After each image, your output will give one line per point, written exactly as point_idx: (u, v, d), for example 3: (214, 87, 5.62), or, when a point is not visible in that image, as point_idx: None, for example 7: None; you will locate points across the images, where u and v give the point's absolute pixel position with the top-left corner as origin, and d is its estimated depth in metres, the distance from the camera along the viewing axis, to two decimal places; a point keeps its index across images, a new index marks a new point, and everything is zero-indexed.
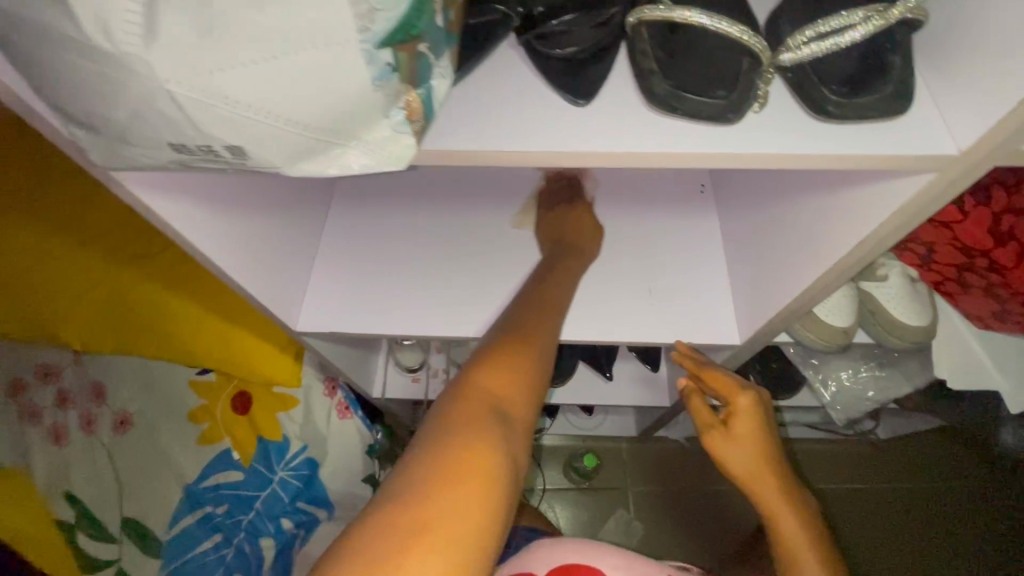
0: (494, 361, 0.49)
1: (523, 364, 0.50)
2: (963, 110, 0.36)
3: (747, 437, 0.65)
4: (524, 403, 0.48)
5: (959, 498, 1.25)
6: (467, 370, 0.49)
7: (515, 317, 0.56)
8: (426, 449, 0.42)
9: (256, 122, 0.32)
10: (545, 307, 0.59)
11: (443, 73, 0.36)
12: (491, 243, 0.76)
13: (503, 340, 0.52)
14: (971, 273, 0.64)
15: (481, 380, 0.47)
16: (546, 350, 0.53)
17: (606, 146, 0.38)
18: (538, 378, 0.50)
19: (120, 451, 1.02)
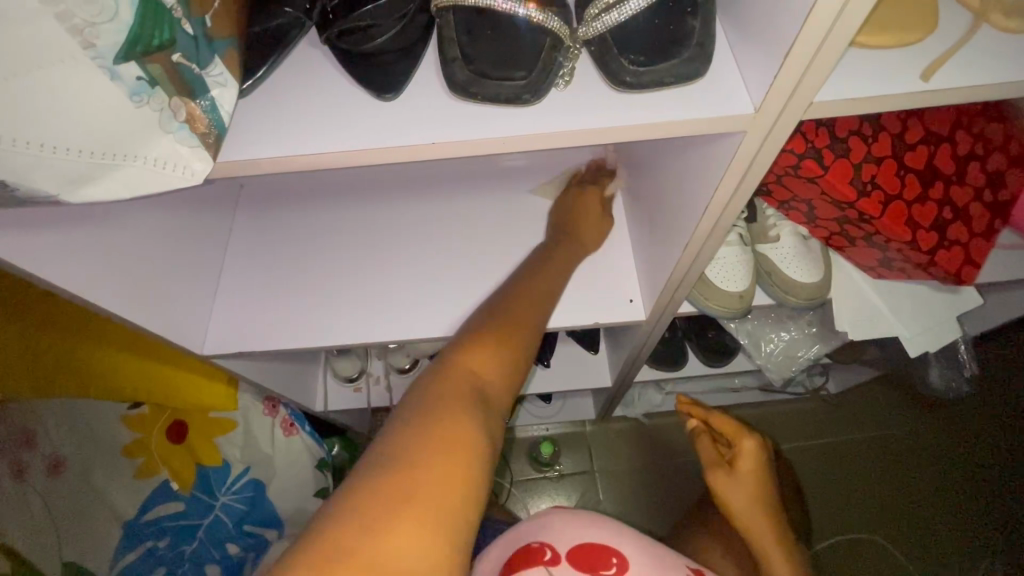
0: (477, 342, 0.49)
1: (511, 344, 0.50)
2: (755, 67, 0.36)
3: (749, 478, 0.61)
4: (503, 384, 0.48)
5: (912, 444, 1.27)
6: (452, 352, 0.49)
7: (506, 294, 0.56)
8: (409, 427, 0.41)
9: (5, 151, 0.30)
10: (543, 284, 0.59)
11: (221, 83, 0.35)
12: (387, 239, 0.73)
13: (492, 317, 0.52)
14: (851, 226, 0.64)
15: (474, 360, 0.48)
16: (538, 326, 0.54)
17: (417, 138, 0.37)
18: (522, 357, 0.51)
19: (53, 495, 0.99)
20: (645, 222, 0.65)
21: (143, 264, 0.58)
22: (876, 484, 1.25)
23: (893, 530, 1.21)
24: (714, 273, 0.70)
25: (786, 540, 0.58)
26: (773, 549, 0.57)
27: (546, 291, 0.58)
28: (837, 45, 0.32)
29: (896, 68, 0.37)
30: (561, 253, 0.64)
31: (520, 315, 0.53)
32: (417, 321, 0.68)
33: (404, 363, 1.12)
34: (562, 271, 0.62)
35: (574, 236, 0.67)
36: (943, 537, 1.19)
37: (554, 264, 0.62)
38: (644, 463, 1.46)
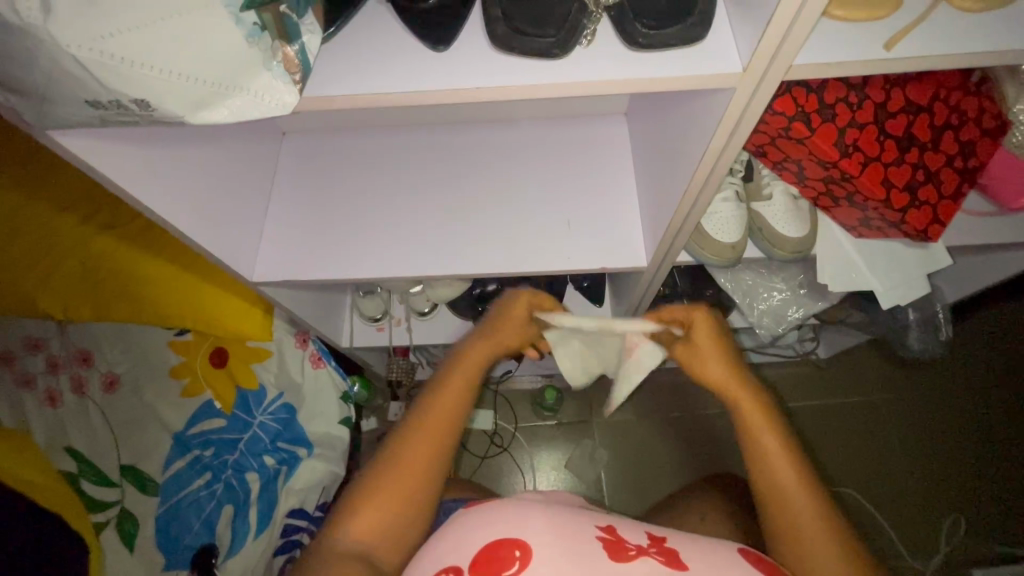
0: (369, 501, 0.59)
1: (393, 502, 0.59)
2: (744, 33, 0.44)
3: (709, 344, 0.64)
4: (391, 539, 0.59)
5: (903, 408, 1.36)
6: (349, 510, 0.60)
7: (398, 440, 0.62)
8: None
9: (153, 78, 0.39)
10: (438, 422, 0.62)
11: (311, 30, 0.44)
12: (418, 184, 0.81)
13: (384, 469, 0.60)
14: (835, 185, 0.72)
15: (361, 524, 0.58)
16: (433, 473, 0.61)
17: (467, 83, 0.46)
18: (409, 510, 0.60)
19: (110, 408, 1.12)
20: (650, 173, 0.73)
21: (213, 192, 0.67)
22: (872, 446, 1.34)
23: (869, 476, 1.32)
24: (709, 225, 0.78)
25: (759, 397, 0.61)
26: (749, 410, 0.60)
27: (440, 429, 0.62)
28: (807, 21, 0.39)
29: (861, 38, 0.45)
30: (473, 358, 0.66)
31: (410, 467, 0.60)
32: (446, 256, 0.76)
33: (425, 308, 1.21)
34: (464, 399, 0.64)
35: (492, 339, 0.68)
36: (937, 494, 1.28)
37: (460, 386, 0.64)
38: (640, 413, 1.58)
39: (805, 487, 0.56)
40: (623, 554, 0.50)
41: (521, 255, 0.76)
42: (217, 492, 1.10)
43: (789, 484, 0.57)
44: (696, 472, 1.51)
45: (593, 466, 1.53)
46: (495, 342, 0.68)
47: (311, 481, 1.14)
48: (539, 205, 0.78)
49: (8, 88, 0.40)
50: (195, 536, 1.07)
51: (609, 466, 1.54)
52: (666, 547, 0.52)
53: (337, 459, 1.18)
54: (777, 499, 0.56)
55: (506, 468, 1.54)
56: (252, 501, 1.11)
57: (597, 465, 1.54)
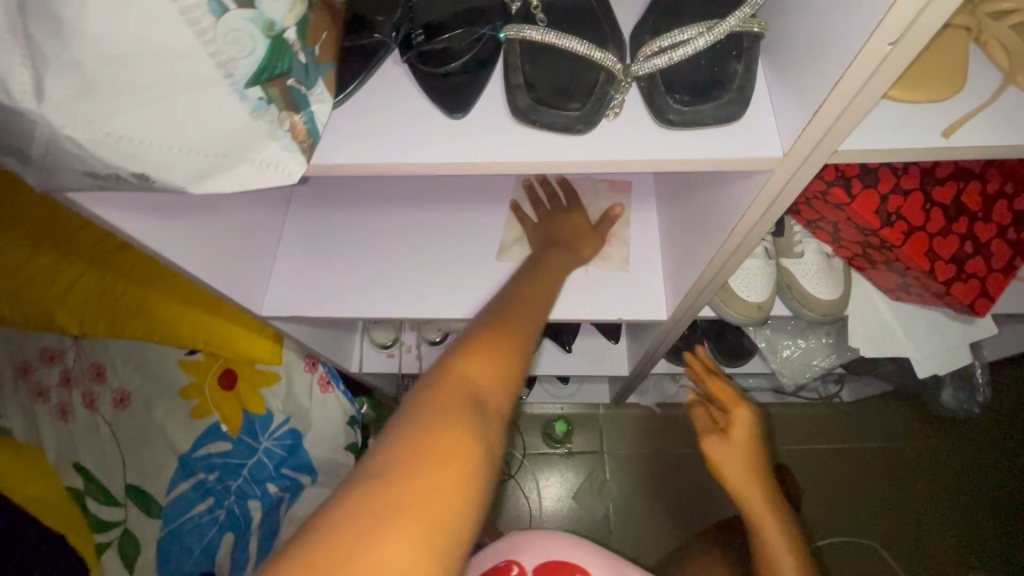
0: (475, 347, 0.47)
1: (508, 348, 0.48)
2: (789, 114, 0.41)
3: (742, 441, 0.76)
4: (504, 388, 0.46)
5: (934, 462, 1.29)
6: (449, 359, 0.47)
7: (494, 306, 0.54)
8: (409, 431, 0.40)
9: (154, 153, 0.37)
10: (531, 299, 0.57)
11: (320, 99, 0.42)
12: (430, 228, 0.79)
13: (485, 325, 0.50)
14: (872, 250, 0.67)
15: (471, 369, 0.46)
16: (531, 342, 0.51)
17: (482, 156, 0.43)
18: (520, 362, 0.49)
19: (119, 425, 1.12)
20: (676, 228, 0.69)
21: (221, 234, 0.65)
22: (900, 500, 1.28)
23: (885, 526, 1.26)
24: (736, 282, 0.75)
25: (774, 499, 0.70)
26: (758, 502, 0.69)
27: (535, 306, 0.56)
28: (859, 110, 0.36)
29: (913, 122, 0.41)
30: (551, 267, 0.65)
31: (513, 326, 0.51)
32: (457, 303, 0.75)
33: (436, 336, 1.20)
34: (550, 292, 0.60)
35: (563, 249, 0.70)
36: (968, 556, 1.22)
37: (548, 280, 0.62)
38: (652, 447, 1.54)
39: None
40: None
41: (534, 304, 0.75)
42: (219, 517, 1.10)
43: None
44: (707, 511, 1.46)
45: (601, 500, 1.49)
46: (567, 262, 0.69)
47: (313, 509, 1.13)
48: None
49: (9, 155, 0.38)
50: (195, 562, 1.07)
51: (618, 502, 1.49)
52: None
53: None
54: None
55: (513, 495, 1.51)
56: (253, 528, 1.10)
57: (606, 499, 1.49)
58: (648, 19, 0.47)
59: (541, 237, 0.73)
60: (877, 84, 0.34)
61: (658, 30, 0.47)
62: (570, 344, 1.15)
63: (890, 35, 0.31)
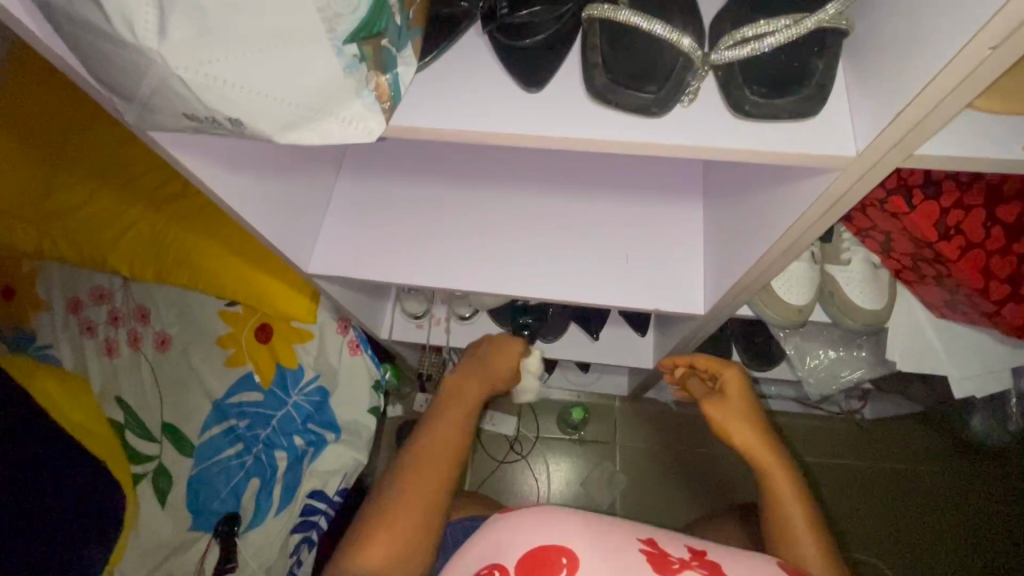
0: (371, 548, 0.60)
1: (409, 526, 0.62)
2: (868, 113, 0.41)
3: (738, 400, 0.75)
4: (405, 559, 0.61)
5: (951, 486, 1.29)
6: (354, 554, 0.61)
7: (387, 498, 0.64)
8: None
9: (250, 100, 0.39)
10: (424, 480, 0.65)
11: (407, 62, 0.44)
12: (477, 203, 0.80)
13: (381, 519, 0.63)
14: (924, 263, 0.67)
15: (372, 554, 0.60)
16: (435, 508, 0.65)
17: (556, 131, 0.44)
18: (424, 525, 0.63)
19: (160, 366, 1.18)
20: (725, 224, 0.69)
21: (280, 191, 0.68)
22: (912, 520, 1.27)
23: (887, 539, 1.26)
24: (781, 284, 0.74)
25: (778, 450, 0.71)
26: (765, 457, 0.70)
27: (441, 463, 0.67)
28: (941, 117, 0.36)
29: (991, 134, 0.41)
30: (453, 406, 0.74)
31: (406, 522, 0.62)
32: (499, 280, 0.77)
33: (465, 312, 1.21)
34: (452, 457, 0.69)
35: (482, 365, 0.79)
36: None
37: (442, 436, 0.70)
38: (665, 444, 1.55)
39: (809, 516, 0.66)
40: (668, 568, 0.51)
41: (573, 286, 0.76)
42: (246, 463, 1.15)
43: (797, 525, 0.66)
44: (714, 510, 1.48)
45: (609, 490, 1.51)
46: (459, 408, 0.73)
47: (335, 464, 1.18)
48: (599, 241, 0.78)
49: (116, 92, 0.41)
50: (222, 502, 1.12)
51: (626, 492, 1.51)
52: (708, 562, 0.54)
53: (362, 447, 1.20)
54: (788, 535, 0.66)
55: (522, 475, 1.54)
56: (278, 476, 1.15)
57: (614, 489, 1.51)
58: (728, 10, 0.47)
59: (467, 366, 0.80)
60: (966, 90, 0.34)
61: (739, 21, 0.47)
62: (597, 332, 1.16)
63: (993, 39, 0.31)
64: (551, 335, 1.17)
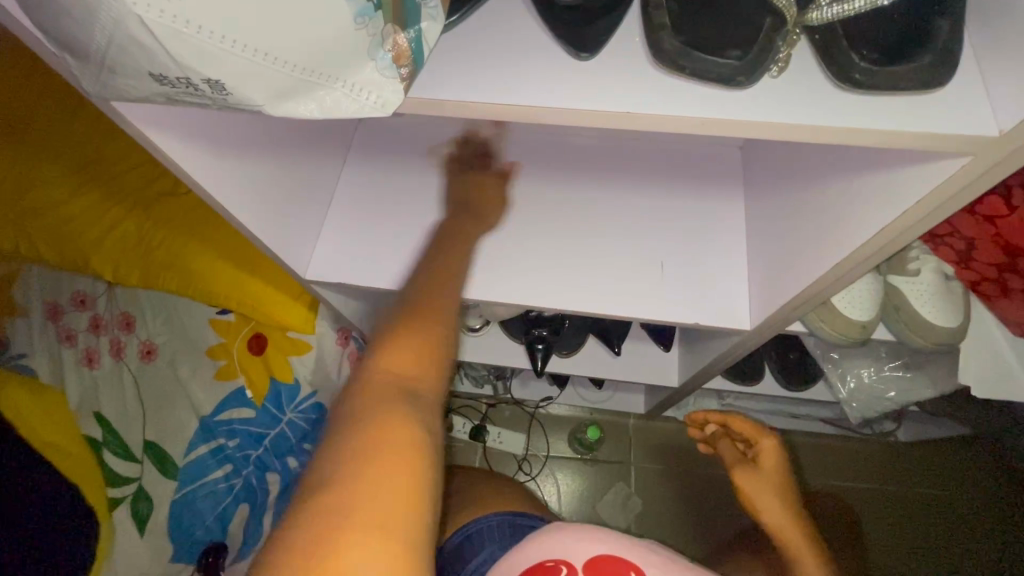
0: (393, 345, 0.45)
1: (430, 327, 0.47)
2: (1012, 83, 0.32)
3: (772, 475, 0.66)
4: (433, 377, 0.45)
5: (997, 518, 1.19)
6: (368, 356, 0.46)
7: (403, 306, 0.50)
8: (341, 437, 0.38)
9: (234, 58, 0.31)
10: (438, 288, 0.53)
11: (433, 16, 0.35)
12: (494, 191, 0.69)
13: (396, 324, 0.47)
14: (1013, 273, 0.58)
15: (389, 360, 0.44)
16: (450, 315, 0.50)
17: (616, 105, 0.35)
18: (448, 341, 0.48)
19: (144, 378, 1.08)
20: (782, 227, 0.60)
21: (273, 185, 0.60)
22: (958, 555, 1.17)
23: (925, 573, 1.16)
24: (842, 298, 0.65)
25: (813, 542, 0.61)
26: (797, 544, 0.60)
27: (443, 285, 0.54)
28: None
29: None
30: (452, 238, 0.62)
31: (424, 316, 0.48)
32: (520, 291, 0.68)
33: (475, 323, 1.12)
34: (456, 276, 0.56)
35: (472, 215, 0.66)
36: None
37: (444, 263, 0.57)
38: (684, 465, 1.45)
39: None
40: None
41: (604, 297, 0.67)
42: (235, 486, 1.05)
43: None
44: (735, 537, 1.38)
45: (624, 515, 1.40)
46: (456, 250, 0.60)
47: None
48: (632, 247, 0.69)
49: (66, 48, 0.32)
50: (206, 529, 1.03)
51: (641, 518, 1.40)
52: None
53: None
54: None
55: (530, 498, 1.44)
56: (270, 501, 1.06)
57: (628, 515, 1.41)
58: None
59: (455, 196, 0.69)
60: None
61: None
62: (618, 347, 1.07)
63: None
64: (567, 350, 1.08)
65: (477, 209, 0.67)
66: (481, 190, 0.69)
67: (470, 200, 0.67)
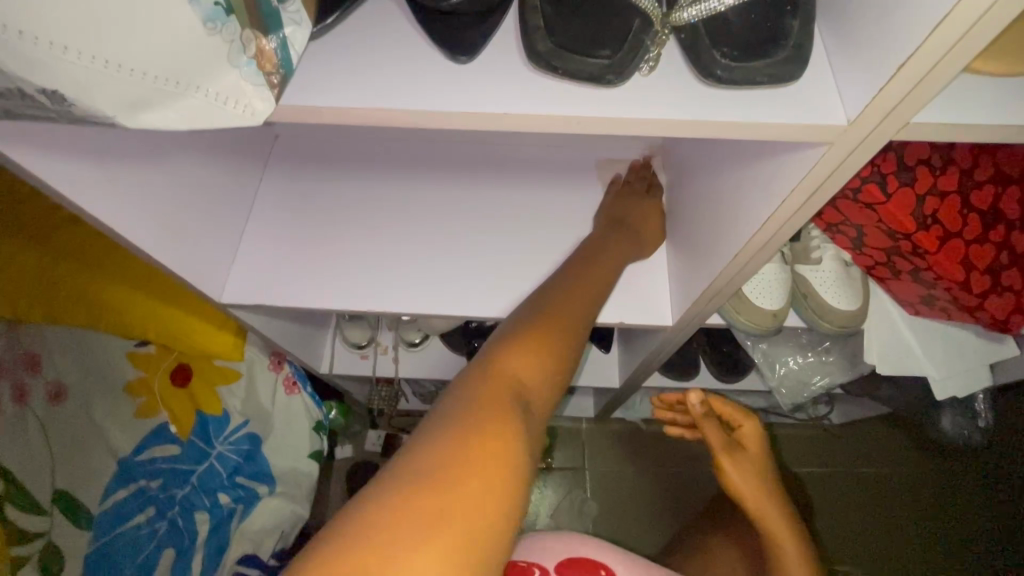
0: (516, 344, 0.42)
1: (560, 333, 0.45)
2: (854, 76, 0.35)
3: (754, 458, 0.64)
4: (548, 386, 0.42)
5: (922, 488, 1.25)
6: (494, 346, 0.43)
7: (530, 305, 0.48)
8: (445, 428, 0.35)
9: (70, 66, 0.29)
10: (577, 303, 0.49)
11: (295, 21, 0.34)
12: (654, 223, 0.69)
13: (528, 322, 0.45)
14: (899, 258, 0.62)
15: (509, 367, 0.41)
16: (580, 331, 0.47)
17: (491, 106, 0.35)
18: (568, 355, 0.44)
19: (53, 422, 0.99)
20: (690, 224, 0.63)
21: (170, 205, 0.57)
22: (887, 526, 1.23)
23: (856, 544, 1.22)
24: (752, 289, 0.68)
25: (795, 523, 0.61)
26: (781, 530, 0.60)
27: (581, 298, 0.50)
28: (938, 81, 0.30)
29: (988, 96, 0.36)
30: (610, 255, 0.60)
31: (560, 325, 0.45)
32: (443, 302, 0.67)
33: (415, 338, 1.10)
34: (595, 296, 0.52)
35: (637, 231, 0.67)
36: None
37: (590, 275, 0.55)
38: (637, 465, 1.46)
39: None
40: None
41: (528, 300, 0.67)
42: (160, 531, 0.98)
43: None
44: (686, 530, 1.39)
45: (581, 521, 1.40)
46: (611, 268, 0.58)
47: (269, 522, 1.02)
48: (555, 250, 0.70)
49: None
50: None
51: (597, 522, 1.40)
52: None
53: (302, 498, 1.06)
54: None
55: None
56: (199, 544, 0.99)
57: (585, 520, 1.40)
58: None
59: (608, 212, 0.67)
60: (969, 47, 0.29)
61: None
62: None
63: None
64: None
65: (634, 225, 0.66)
66: (643, 213, 0.69)
67: (631, 217, 0.67)
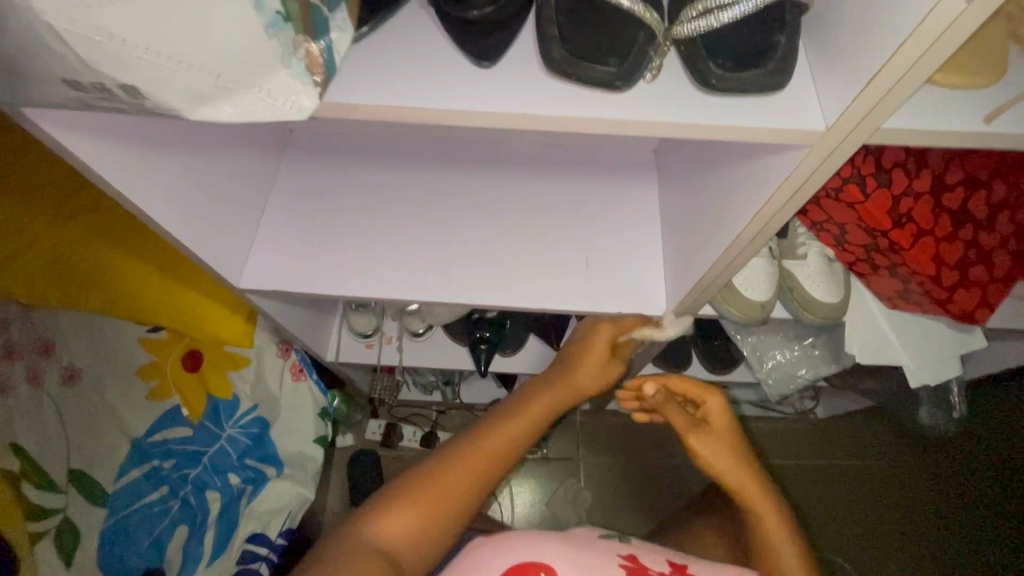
0: (403, 507, 0.58)
1: (444, 497, 0.59)
2: (832, 87, 0.39)
3: (723, 433, 0.66)
4: (421, 545, 0.57)
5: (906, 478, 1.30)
6: (384, 506, 0.58)
7: (431, 465, 0.61)
8: (332, 567, 0.51)
9: (148, 63, 0.33)
10: (477, 459, 0.61)
11: (341, 28, 0.38)
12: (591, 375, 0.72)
13: (420, 483, 0.59)
14: (878, 254, 0.67)
15: (393, 529, 0.56)
16: (475, 488, 0.61)
17: (509, 106, 0.40)
18: (453, 517, 0.59)
19: (66, 404, 1.02)
20: (684, 220, 0.67)
21: (201, 193, 0.61)
22: (873, 514, 1.28)
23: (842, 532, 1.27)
24: (742, 281, 0.73)
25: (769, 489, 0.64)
26: (755, 495, 0.63)
27: (488, 460, 0.62)
28: (903, 93, 0.35)
29: (949, 106, 0.41)
30: (542, 402, 0.68)
31: (449, 482, 0.60)
32: (453, 289, 0.71)
33: (419, 328, 1.14)
34: (507, 451, 0.63)
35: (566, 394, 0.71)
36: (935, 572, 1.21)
37: (505, 426, 0.65)
38: (630, 456, 1.51)
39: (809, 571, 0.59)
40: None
41: (532, 289, 0.72)
42: (171, 509, 1.01)
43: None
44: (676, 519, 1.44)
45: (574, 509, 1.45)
46: (535, 413, 0.67)
47: (276, 503, 1.06)
48: (557, 242, 0.74)
49: None
50: (141, 557, 0.98)
51: (590, 511, 1.45)
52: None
53: (308, 481, 1.10)
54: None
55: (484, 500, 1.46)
56: (209, 522, 1.02)
57: (579, 508, 1.45)
58: None
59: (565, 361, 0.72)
60: (927, 65, 0.33)
61: None
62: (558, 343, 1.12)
63: None
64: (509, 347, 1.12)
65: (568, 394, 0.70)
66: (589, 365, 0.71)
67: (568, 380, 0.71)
